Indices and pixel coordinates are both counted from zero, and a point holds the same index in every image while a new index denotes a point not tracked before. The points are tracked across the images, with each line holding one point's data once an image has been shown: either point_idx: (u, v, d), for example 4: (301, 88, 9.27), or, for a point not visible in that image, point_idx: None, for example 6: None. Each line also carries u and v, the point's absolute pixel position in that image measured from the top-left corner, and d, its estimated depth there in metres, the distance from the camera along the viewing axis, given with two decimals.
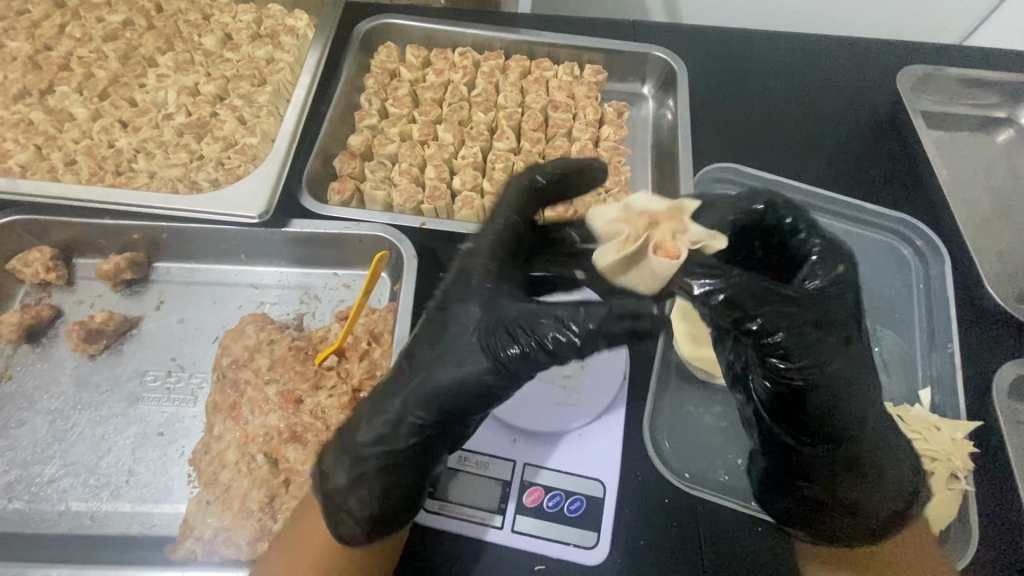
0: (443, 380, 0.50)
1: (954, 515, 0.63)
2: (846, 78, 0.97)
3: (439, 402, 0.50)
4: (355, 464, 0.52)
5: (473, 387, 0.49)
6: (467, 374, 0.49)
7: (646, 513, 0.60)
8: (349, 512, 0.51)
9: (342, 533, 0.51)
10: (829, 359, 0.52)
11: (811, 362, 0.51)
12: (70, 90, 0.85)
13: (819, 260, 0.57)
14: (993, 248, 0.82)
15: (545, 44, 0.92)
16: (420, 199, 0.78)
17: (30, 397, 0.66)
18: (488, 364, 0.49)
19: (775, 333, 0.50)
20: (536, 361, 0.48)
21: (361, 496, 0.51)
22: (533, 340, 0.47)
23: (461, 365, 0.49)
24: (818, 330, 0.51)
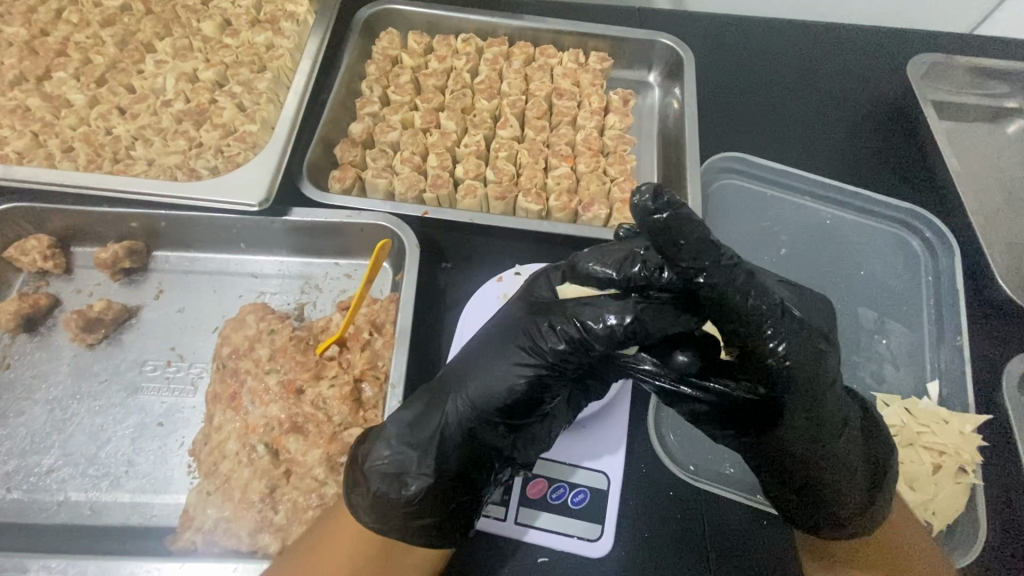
0: (489, 376, 0.49)
1: (961, 508, 0.62)
2: (855, 67, 0.95)
3: (483, 406, 0.49)
4: (389, 447, 0.50)
5: (516, 385, 0.49)
6: (513, 376, 0.49)
7: (650, 507, 0.60)
8: (374, 506, 0.50)
9: (352, 501, 0.51)
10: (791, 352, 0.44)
11: (777, 352, 0.44)
12: (68, 76, 0.83)
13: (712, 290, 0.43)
14: (1004, 239, 0.81)
15: (549, 31, 0.90)
16: (422, 187, 0.77)
17: (29, 387, 0.66)
18: (529, 359, 0.49)
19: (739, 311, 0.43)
20: (564, 363, 0.48)
21: (389, 492, 0.49)
22: (567, 341, 0.47)
23: (502, 365, 0.49)
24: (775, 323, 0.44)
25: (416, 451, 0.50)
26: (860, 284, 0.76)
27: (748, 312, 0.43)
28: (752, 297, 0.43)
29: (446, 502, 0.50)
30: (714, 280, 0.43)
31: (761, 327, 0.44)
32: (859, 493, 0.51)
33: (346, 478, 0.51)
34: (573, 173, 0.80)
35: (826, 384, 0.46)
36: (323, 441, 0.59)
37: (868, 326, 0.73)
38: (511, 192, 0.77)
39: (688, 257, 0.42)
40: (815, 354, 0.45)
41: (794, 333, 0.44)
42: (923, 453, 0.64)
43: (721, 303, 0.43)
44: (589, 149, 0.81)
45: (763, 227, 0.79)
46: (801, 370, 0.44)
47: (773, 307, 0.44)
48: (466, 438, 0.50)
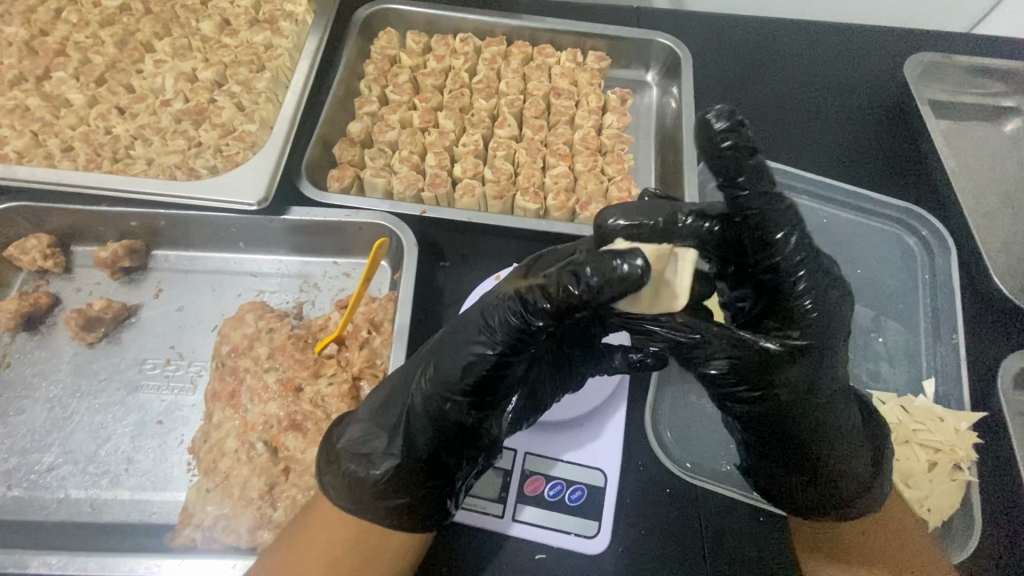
0: (451, 356, 0.49)
1: (955, 505, 0.62)
2: (852, 66, 0.95)
3: (444, 385, 0.49)
4: (367, 427, 0.53)
5: (473, 363, 0.48)
6: (472, 355, 0.49)
7: (647, 503, 0.60)
8: (345, 487, 0.51)
9: (325, 482, 0.52)
10: (823, 298, 0.48)
11: (811, 301, 0.47)
12: (67, 76, 0.84)
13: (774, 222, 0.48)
14: (1000, 239, 0.81)
15: (547, 31, 0.90)
16: (420, 186, 0.77)
17: (29, 385, 0.66)
18: (484, 338, 0.48)
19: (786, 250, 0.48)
20: (521, 340, 0.48)
21: (359, 471, 0.51)
22: (520, 317, 0.47)
23: (463, 346, 0.49)
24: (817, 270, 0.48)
25: (385, 429, 0.52)
26: (856, 282, 0.76)
27: (793, 252, 0.47)
28: (798, 242, 0.48)
29: (411, 485, 0.50)
30: (767, 211, 0.48)
31: (796, 272, 0.47)
32: (855, 462, 0.54)
33: (320, 458, 0.54)
34: (571, 172, 0.80)
35: (837, 341, 0.49)
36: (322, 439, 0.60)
37: (864, 325, 0.73)
38: (509, 191, 0.77)
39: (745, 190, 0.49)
40: (837, 305, 0.48)
41: (822, 283, 0.48)
42: (918, 450, 0.64)
43: (767, 242, 0.48)
44: (587, 148, 0.81)
45: None
46: (822, 320, 0.48)
47: (807, 257, 0.48)
48: (433, 419, 0.50)
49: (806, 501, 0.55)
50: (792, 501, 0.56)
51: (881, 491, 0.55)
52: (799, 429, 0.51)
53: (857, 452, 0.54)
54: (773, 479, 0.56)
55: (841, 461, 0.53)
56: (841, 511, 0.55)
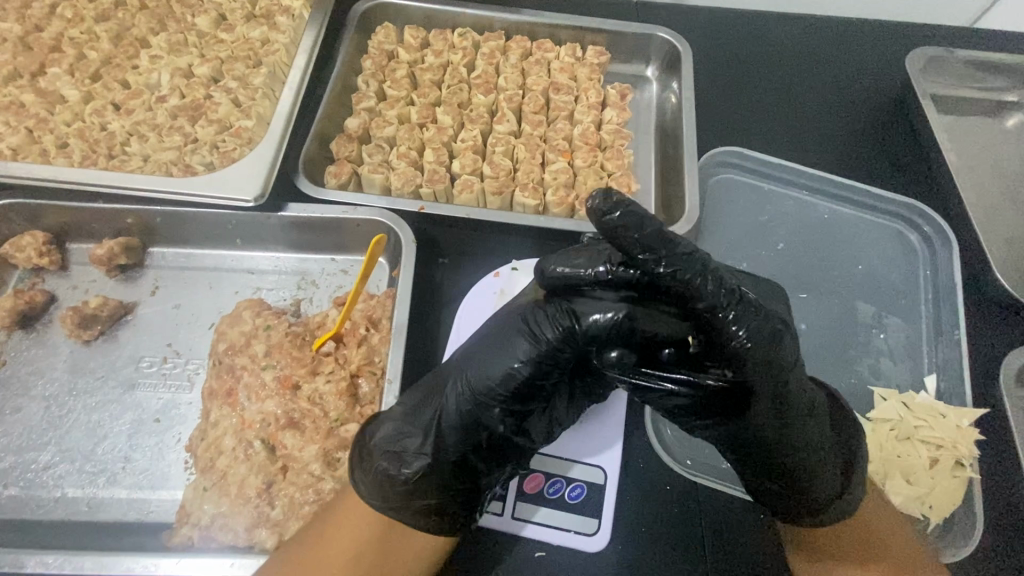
0: (486, 363, 0.49)
1: (958, 501, 0.62)
2: (854, 61, 0.95)
3: (483, 390, 0.49)
4: (390, 432, 0.53)
5: (511, 373, 0.48)
6: (512, 364, 0.48)
7: (647, 501, 0.60)
8: (375, 483, 0.51)
9: (355, 479, 0.52)
10: (756, 335, 0.43)
11: (744, 340, 0.43)
12: (61, 72, 0.83)
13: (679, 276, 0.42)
14: (1003, 234, 0.81)
15: (546, 25, 0.89)
16: (419, 182, 0.77)
17: (25, 383, 0.66)
18: (524, 348, 0.48)
19: (696, 301, 0.42)
20: (559, 354, 0.47)
21: (389, 469, 0.51)
22: (561, 334, 0.46)
23: (506, 351, 0.48)
24: (745, 308, 0.44)
25: (416, 431, 0.52)
26: (858, 277, 0.76)
27: (708, 297, 0.42)
28: (710, 289, 0.42)
29: (440, 487, 0.50)
30: (676, 265, 0.42)
31: (722, 314, 0.43)
32: (836, 477, 0.53)
33: (353, 453, 0.54)
34: (571, 167, 0.79)
35: (784, 367, 0.46)
36: (320, 437, 0.59)
37: (866, 320, 0.73)
38: (508, 187, 0.77)
39: (637, 250, 0.41)
40: (773, 338, 0.45)
41: (754, 317, 0.43)
42: (920, 447, 0.64)
43: (683, 292, 0.42)
44: (586, 144, 0.81)
45: (762, 222, 0.79)
46: (759, 353, 0.44)
47: (730, 291, 0.43)
48: (463, 423, 0.50)
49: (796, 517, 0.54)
50: (789, 515, 0.54)
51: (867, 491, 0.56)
52: (771, 450, 0.50)
53: (830, 467, 0.52)
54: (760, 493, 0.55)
55: (820, 475, 0.52)
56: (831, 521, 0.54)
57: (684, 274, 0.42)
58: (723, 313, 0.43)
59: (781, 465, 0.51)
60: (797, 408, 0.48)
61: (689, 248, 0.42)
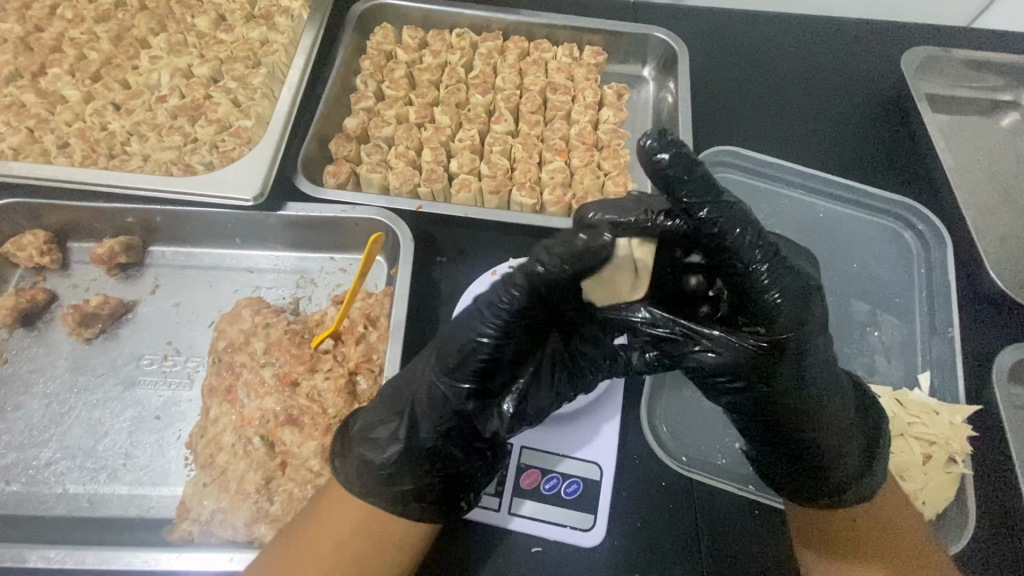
0: (445, 342, 0.47)
1: (951, 497, 0.63)
2: (849, 61, 0.95)
3: (445, 367, 0.47)
4: (374, 422, 0.54)
5: (467, 350, 0.45)
6: (466, 341, 0.45)
7: (643, 497, 0.60)
8: (355, 471, 0.52)
9: (344, 471, 0.53)
10: (786, 293, 0.45)
11: (777, 297, 0.45)
12: (62, 72, 0.83)
13: (722, 220, 0.44)
14: (996, 233, 0.81)
15: (543, 25, 0.90)
16: (417, 182, 0.77)
17: (27, 380, 0.66)
18: (478, 326, 0.44)
19: (728, 250, 0.45)
20: (514, 326, 0.44)
21: (366, 454, 0.52)
22: (516, 304, 0.43)
23: (460, 329, 0.46)
24: (779, 263, 0.45)
25: (392, 416, 0.53)
26: (852, 275, 0.77)
27: (745, 247, 0.45)
28: (746, 238, 0.45)
29: (413, 470, 0.51)
30: (714, 215, 0.44)
31: (757, 270, 0.45)
32: (849, 456, 0.54)
33: (337, 441, 0.55)
34: (567, 167, 0.80)
35: (813, 327, 0.47)
36: (319, 433, 0.60)
37: (860, 318, 0.74)
38: (505, 186, 0.77)
39: (682, 194, 0.44)
40: (800, 301, 0.46)
41: (786, 272, 0.45)
42: (913, 443, 0.64)
43: (721, 243, 0.45)
44: (583, 143, 0.81)
45: (758, 220, 0.80)
46: (790, 309, 0.45)
47: (766, 247, 0.45)
48: (429, 407, 0.49)
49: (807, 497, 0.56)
50: (804, 495, 0.56)
51: (875, 476, 0.56)
52: (791, 416, 0.51)
53: (844, 441, 0.53)
54: (777, 472, 0.56)
55: (834, 451, 0.53)
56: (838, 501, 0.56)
57: (729, 217, 0.44)
58: (763, 266, 0.45)
59: (794, 435, 0.52)
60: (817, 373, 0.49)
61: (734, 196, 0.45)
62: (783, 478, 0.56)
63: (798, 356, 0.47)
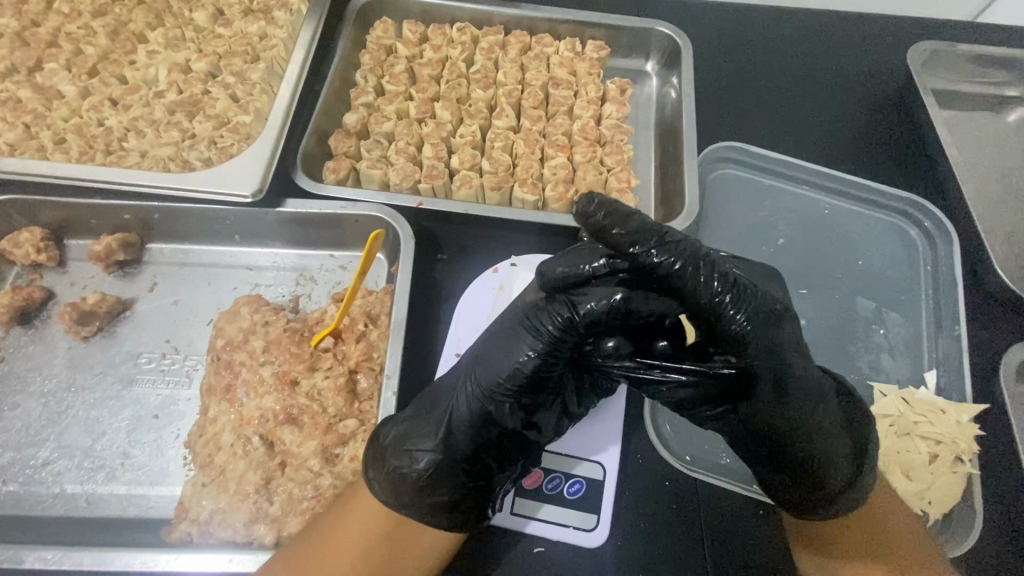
0: (494, 361, 0.50)
1: (957, 498, 0.62)
2: (854, 56, 0.94)
3: (498, 385, 0.49)
4: (399, 436, 0.52)
5: (517, 369, 0.49)
6: (516, 360, 0.49)
7: (646, 497, 0.60)
8: (389, 482, 0.51)
9: (369, 476, 0.52)
10: (752, 321, 0.43)
11: (744, 328, 0.43)
12: (58, 67, 0.82)
13: (676, 262, 0.43)
14: (1003, 229, 0.80)
15: (545, 19, 0.89)
16: (417, 178, 0.76)
17: (24, 379, 0.66)
18: (528, 347, 0.48)
19: (691, 294, 0.43)
20: (562, 348, 0.48)
21: (401, 466, 0.50)
22: (562, 328, 0.47)
23: (510, 349, 0.49)
24: (740, 291, 0.44)
25: (428, 428, 0.52)
26: (858, 273, 0.76)
27: (698, 287, 0.43)
28: (700, 274, 0.43)
29: (451, 481, 0.51)
30: (671, 257, 0.43)
31: (721, 300, 0.43)
32: (840, 463, 0.52)
33: (367, 452, 0.53)
34: (569, 163, 0.79)
35: (785, 347, 0.46)
36: (319, 432, 0.59)
37: (866, 316, 0.73)
38: (507, 182, 0.76)
39: (626, 245, 0.43)
40: (771, 324, 0.45)
41: (751, 298, 0.44)
42: (920, 442, 0.64)
43: (679, 285, 0.43)
44: (585, 139, 0.80)
45: (761, 217, 0.79)
46: (759, 336, 0.44)
47: (724, 276, 0.44)
48: (474, 422, 0.51)
49: (804, 505, 0.54)
50: (799, 505, 0.54)
51: (866, 480, 0.54)
52: (776, 432, 0.49)
53: (835, 454, 0.51)
54: (776, 484, 0.54)
55: (820, 458, 0.51)
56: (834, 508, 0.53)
57: (683, 262, 0.43)
58: (728, 300, 0.43)
59: (784, 452, 0.51)
60: (797, 391, 0.47)
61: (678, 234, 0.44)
62: (780, 491, 0.54)
63: (777, 379, 0.46)
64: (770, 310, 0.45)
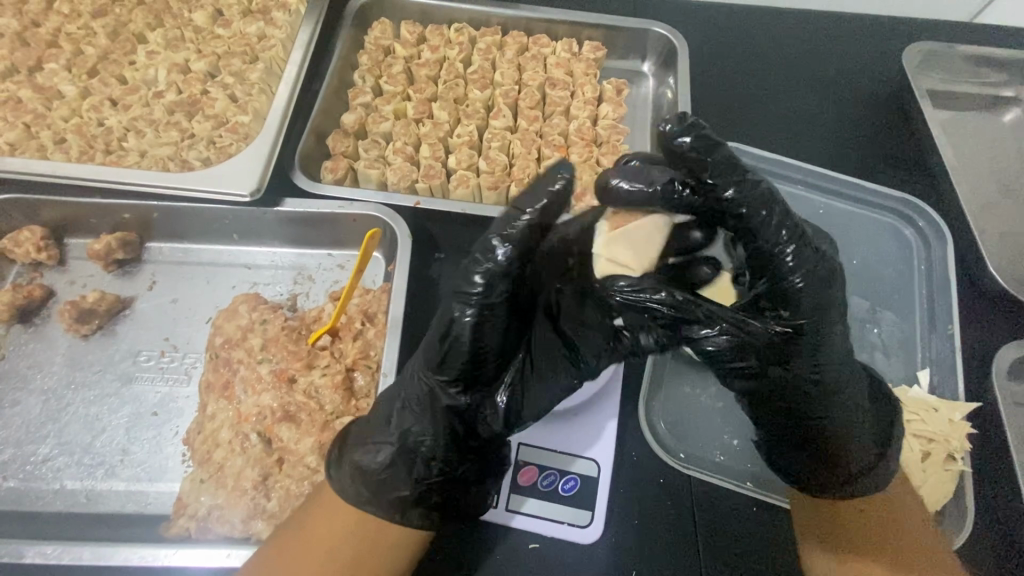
0: (434, 339, 0.51)
1: (949, 495, 0.62)
2: (850, 57, 0.95)
3: (434, 364, 0.51)
4: (365, 437, 0.53)
5: (454, 337, 0.49)
6: (452, 328, 0.49)
7: (640, 494, 0.60)
8: (353, 480, 0.52)
9: (338, 483, 0.52)
10: (808, 278, 0.51)
11: (801, 282, 0.51)
12: (58, 67, 0.83)
13: (753, 203, 0.51)
14: (997, 229, 0.81)
15: (542, 20, 0.89)
16: (414, 178, 0.77)
17: (24, 377, 0.66)
18: (462, 313, 0.49)
19: (766, 242, 0.51)
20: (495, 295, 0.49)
21: (365, 462, 0.52)
22: (490, 276, 0.48)
23: (444, 321, 0.50)
24: (804, 246, 0.52)
25: (385, 423, 0.53)
26: (852, 272, 0.76)
27: (771, 234, 0.51)
28: (777, 221, 0.51)
29: (411, 474, 0.52)
30: (750, 200, 0.51)
31: (785, 252, 0.51)
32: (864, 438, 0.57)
33: (331, 453, 0.54)
34: (566, 163, 0.80)
35: (831, 311, 0.53)
36: (316, 429, 0.60)
37: (860, 316, 0.73)
38: (504, 181, 0.77)
39: (707, 177, 0.51)
40: (822, 287, 0.52)
41: (811, 260, 0.51)
42: (912, 440, 0.64)
43: (749, 228, 0.52)
44: (582, 139, 0.81)
45: None
46: (811, 293, 0.52)
47: (790, 231, 0.52)
48: (422, 406, 0.52)
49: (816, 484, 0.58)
50: (817, 484, 0.58)
51: (888, 469, 0.58)
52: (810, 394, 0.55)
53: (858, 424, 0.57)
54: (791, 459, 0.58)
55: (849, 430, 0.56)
56: (842, 491, 0.57)
57: (764, 202, 0.51)
58: (796, 254, 0.51)
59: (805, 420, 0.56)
60: (832, 353, 0.54)
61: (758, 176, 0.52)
62: (793, 468, 0.59)
63: (814, 339, 0.53)
64: (821, 275, 0.53)
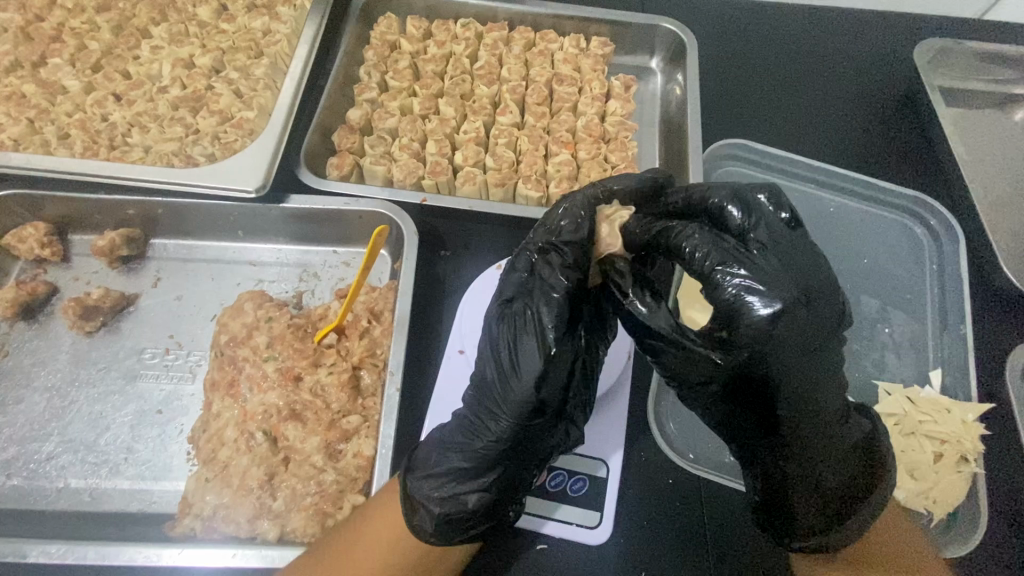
0: (511, 387, 0.47)
1: (961, 497, 0.61)
2: (860, 54, 0.94)
3: (519, 412, 0.46)
4: (438, 485, 0.49)
5: (535, 381, 0.46)
6: (533, 374, 0.46)
7: (650, 496, 0.59)
8: (436, 524, 0.48)
9: (415, 525, 0.49)
10: (752, 318, 0.43)
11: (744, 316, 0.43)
12: (63, 63, 0.82)
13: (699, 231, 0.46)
14: (1009, 228, 0.79)
15: (549, 16, 0.88)
16: (421, 174, 0.76)
17: (28, 374, 0.66)
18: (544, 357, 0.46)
19: (708, 268, 0.45)
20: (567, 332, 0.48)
21: (451, 512, 0.48)
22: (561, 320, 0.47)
23: (521, 369, 0.46)
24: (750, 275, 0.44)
25: (464, 465, 0.48)
26: (863, 270, 0.75)
27: (700, 263, 0.45)
28: (712, 253, 0.45)
29: (497, 510, 0.50)
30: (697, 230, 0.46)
31: (718, 281, 0.44)
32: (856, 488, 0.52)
33: (403, 502, 0.50)
34: (574, 160, 0.79)
35: (803, 361, 0.45)
36: (322, 428, 0.59)
37: (872, 315, 0.72)
38: (511, 179, 0.76)
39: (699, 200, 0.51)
40: (773, 330, 0.43)
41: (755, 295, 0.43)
42: (926, 442, 0.63)
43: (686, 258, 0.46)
44: (590, 136, 0.80)
45: None
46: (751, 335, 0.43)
47: (726, 265, 0.45)
48: (506, 450, 0.48)
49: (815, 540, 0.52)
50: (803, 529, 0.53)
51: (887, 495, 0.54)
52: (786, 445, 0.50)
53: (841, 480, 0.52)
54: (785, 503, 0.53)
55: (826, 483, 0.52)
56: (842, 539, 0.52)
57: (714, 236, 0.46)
58: (736, 290, 0.44)
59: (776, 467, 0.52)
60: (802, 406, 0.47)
61: (790, 208, 0.52)
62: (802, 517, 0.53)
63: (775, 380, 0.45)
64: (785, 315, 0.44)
